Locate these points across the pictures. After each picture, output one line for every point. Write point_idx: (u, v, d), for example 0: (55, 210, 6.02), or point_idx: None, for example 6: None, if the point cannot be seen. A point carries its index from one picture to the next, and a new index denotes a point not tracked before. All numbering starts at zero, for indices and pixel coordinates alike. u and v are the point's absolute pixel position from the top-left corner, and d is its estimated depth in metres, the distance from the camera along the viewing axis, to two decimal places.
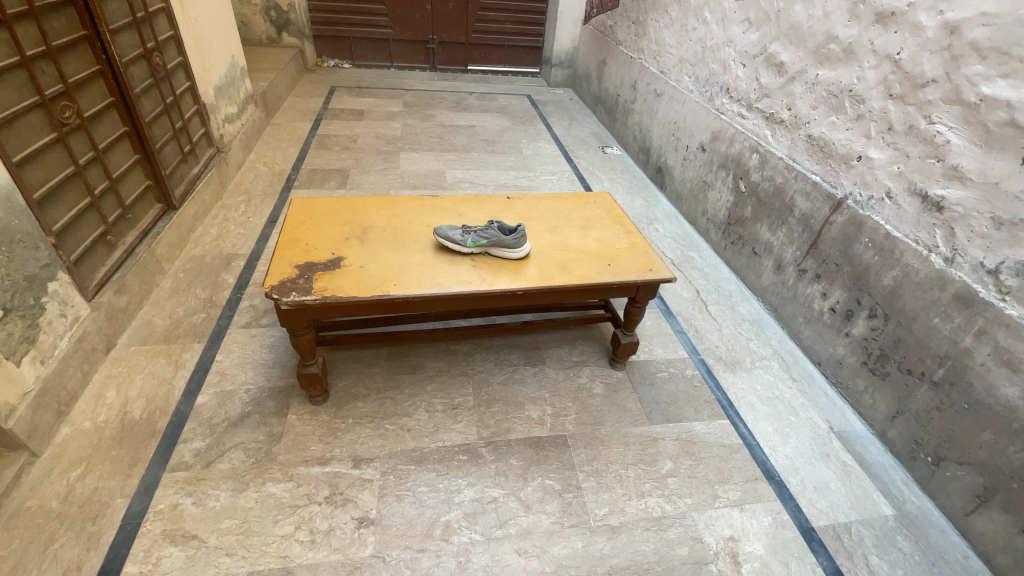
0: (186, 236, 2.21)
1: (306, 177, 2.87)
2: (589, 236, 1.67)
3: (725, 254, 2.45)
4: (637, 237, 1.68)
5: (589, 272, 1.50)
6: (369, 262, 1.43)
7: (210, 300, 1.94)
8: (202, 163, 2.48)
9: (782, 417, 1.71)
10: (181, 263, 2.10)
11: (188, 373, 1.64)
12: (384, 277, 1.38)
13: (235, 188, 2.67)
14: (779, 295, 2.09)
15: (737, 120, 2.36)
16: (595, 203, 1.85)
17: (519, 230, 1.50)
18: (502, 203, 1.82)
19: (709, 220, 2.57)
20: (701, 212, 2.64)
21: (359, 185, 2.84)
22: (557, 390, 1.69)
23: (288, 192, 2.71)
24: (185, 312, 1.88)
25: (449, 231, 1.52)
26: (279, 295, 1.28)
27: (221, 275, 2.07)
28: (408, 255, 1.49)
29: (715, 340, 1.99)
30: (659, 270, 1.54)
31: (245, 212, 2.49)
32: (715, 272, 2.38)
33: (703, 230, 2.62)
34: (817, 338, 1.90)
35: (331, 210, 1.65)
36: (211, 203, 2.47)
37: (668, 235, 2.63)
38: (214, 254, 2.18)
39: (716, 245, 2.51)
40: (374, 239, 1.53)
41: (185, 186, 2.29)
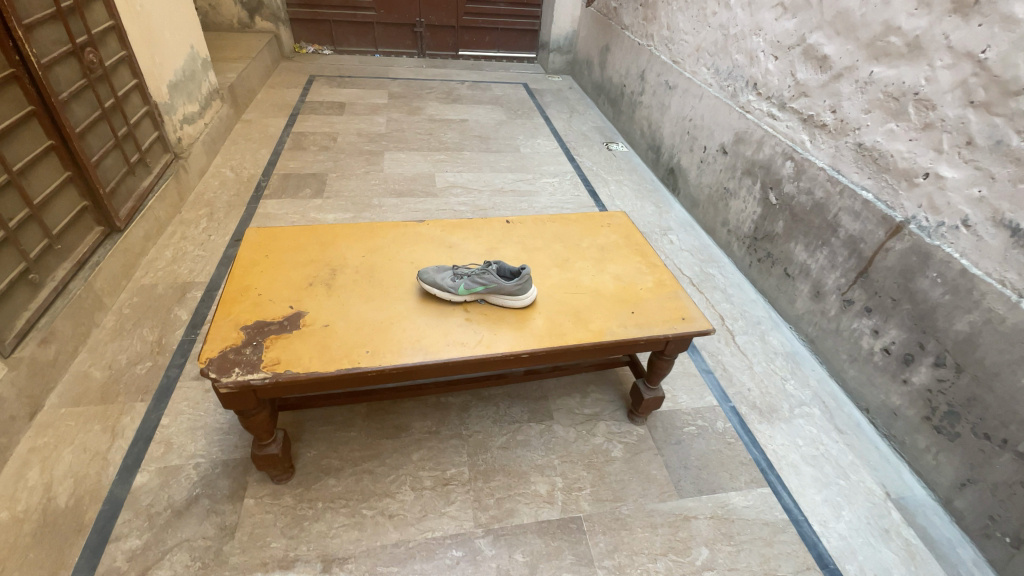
0: (133, 262, 1.91)
1: (278, 184, 2.56)
2: (605, 272, 1.39)
3: (749, 272, 2.18)
4: (663, 273, 1.40)
5: (610, 324, 1.22)
6: (336, 318, 1.15)
7: (159, 344, 1.66)
8: (154, 174, 2.18)
9: (830, 482, 1.47)
10: (127, 297, 1.81)
11: (127, 443, 1.38)
12: (354, 340, 1.10)
13: (197, 200, 2.36)
14: (817, 326, 1.83)
15: (765, 121, 2.07)
16: (608, 228, 1.57)
17: (524, 273, 1.20)
18: (499, 228, 1.53)
19: (730, 232, 2.30)
20: (721, 222, 2.36)
21: (338, 192, 2.53)
22: (568, 454, 1.44)
23: (257, 202, 2.40)
24: (128, 361, 1.59)
25: (437, 275, 1.23)
26: (218, 374, 1.01)
27: (174, 310, 1.78)
28: (386, 305, 1.21)
29: (746, 382, 1.73)
30: (694, 318, 1.27)
31: (206, 229, 2.19)
32: (740, 293, 2.12)
33: (723, 242, 2.34)
34: (865, 381, 1.66)
35: (293, 244, 1.37)
36: (166, 220, 2.17)
37: (684, 248, 2.35)
38: (167, 283, 1.89)
39: (739, 261, 2.24)
40: (344, 283, 1.25)
41: (133, 202, 1.99)
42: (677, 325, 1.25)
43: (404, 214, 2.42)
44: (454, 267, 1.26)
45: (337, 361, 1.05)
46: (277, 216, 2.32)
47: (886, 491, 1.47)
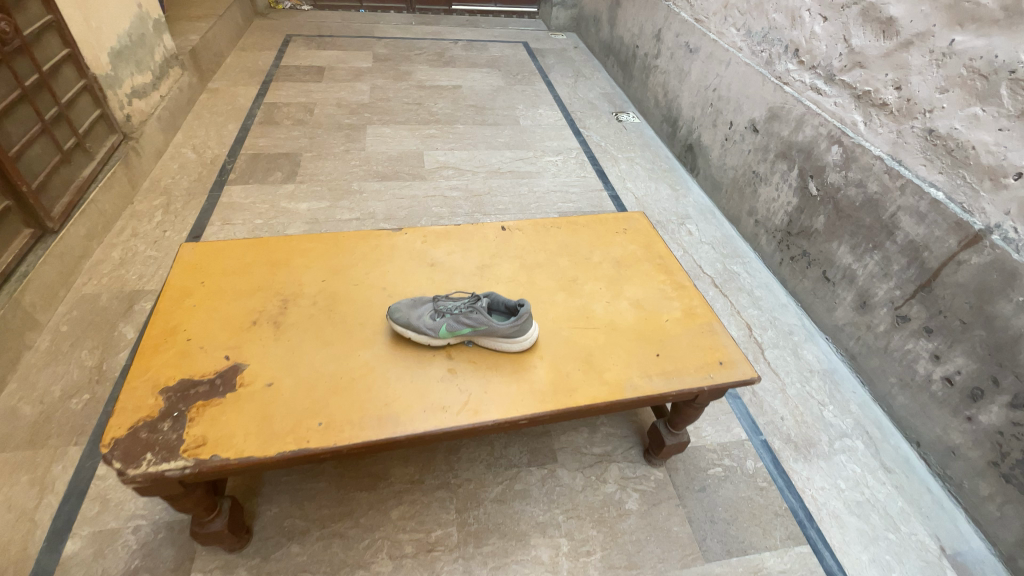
0: (74, 268, 1.66)
1: (246, 166, 2.26)
2: (622, 298, 1.13)
3: (779, 270, 1.92)
4: (692, 299, 1.14)
5: (630, 374, 0.98)
6: (282, 373, 0.91)
7: (100, 370, 1.43)
8: (98, 160, 1.89)
9: (878, 537, 1.26)
10: (65, 311, 1.57)
11: (57, 501, 1.17)
12: (303, 407, 0.86)
13: (151, 188, 2.07)
14: (861, 342, 1.59)
15: (807, 95, 1.76)
16: (624, 236, 1.30)
17: (525, 311, 0.96)
18: (493, 237, 1.26)
19: (757, 223, 2.03)
20: (747, 211, 2.08)
21: (313, 175, 2.24)
22: (575, 508, 1.23)
23: (220, 189, 2.12)
24: (62, 393, 1.37)
25: (413, 311, 0.97)
26: (123, 464, 0.78)
27: (119, 327, 1.54)
28: (349, 351, 0.96)
29: (779, 409, 1.51)
30: (734, 363, 1.02)
31: (162, 224, 1.92)
32: (769, 296, 1.86)
33: (749, 234, 2.07)
34: (917, 412, 1.43)
35: (236, 266, 1.11)
36: (114, 213, 1.90)
37: (704, 241, 2.08)
38: (113, 292, 1.64)
39: (767, 258, 1.98)
40: (295, 322, 1.00)
41: (72, 197, 1.72)
42: (713, 372, 1.00)
43: (388, 201, 2.13)
44: (435, 301, 1.01)
45: (281, 439, 0.82)
46: (243, 206, 2.05)
47: (941, 546, 1.27)
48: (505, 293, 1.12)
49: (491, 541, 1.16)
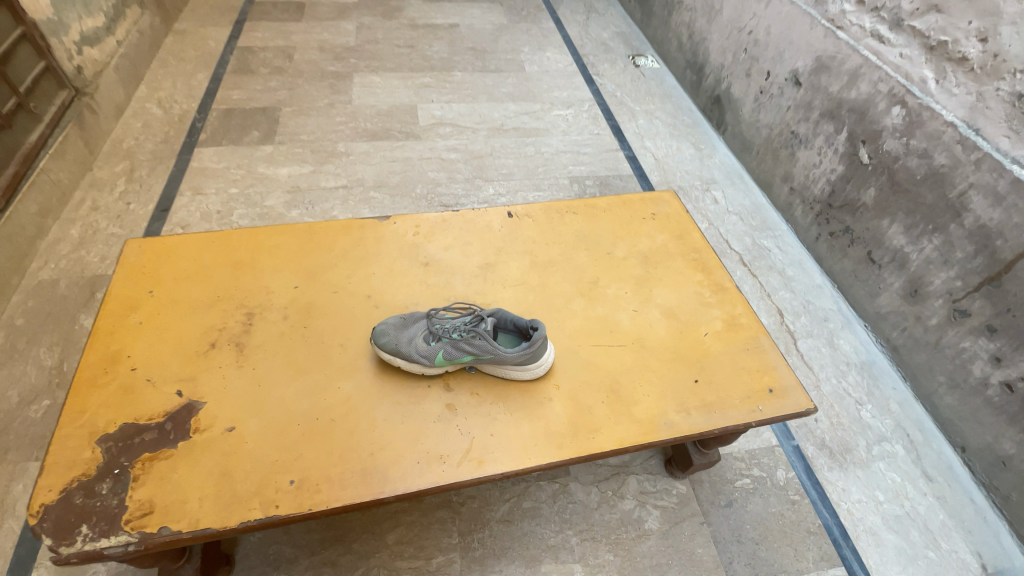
0: (27, 250, 1.48)
1: (218, 124, 2.01)
2: (651, 305, 0.95)
3: (815, 246, 1.73)
4: (734, 306, 0.96)
5: (663, 408, 0.82)
6: (246, 414, 0.76)
7: (61, 371, 1.28)
8: (49, 122, 1.65)
9: (918, 555, 1.15)
10: (20, 301, 1.40)
11: (18, 525, 1.06)
12: (271, 460, 0.72)
13: (113, 152, 1.85)
14: (907, 333, 1.43)
15: (865, 44, 1.50)
16: (653, 222, 1.10)
17: (539, 334, 0.78)
18: (498, 226, 1.05)
19: (792, 192, 1.81)
20: (781, 177, 1.86)
21: (293, 135, 1.99)
22: (589, 528, 1.12)
23: (189, 153, 1.88)
24: (20, 398, 1.23)
25: (402, 334, 0.80)
26: (54, 539, 0.64)
27: (82, 320, 1.38)
28: (326, 382, 0.80)
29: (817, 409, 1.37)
30: (786, 391, 0.86)
31: (125, 195, 1.71)
32: (802, 277, 1.68)
33: (781, 203, 1.86)
34: (966, 415, 1.29)
35: (191, 271, 0.93)
36: (71, 183, 1.69)
37: (731, 211, 1.87)
38: (73, 278, 1.47)
39: (802, 232, 1.78)
40: (262, 344, 0.84)
41: (20, 169, 1.51)
42: (761, 404, 0.84)
43: (378, 165, 1.90)
44: (428, 319, 0.83)
45: (243, 503, 0.68)
46: (216, 172, 1.83)
47: (983, 564, 1.15)
48: (512, 299, 0.94)
49: (497, 568, 1.06)
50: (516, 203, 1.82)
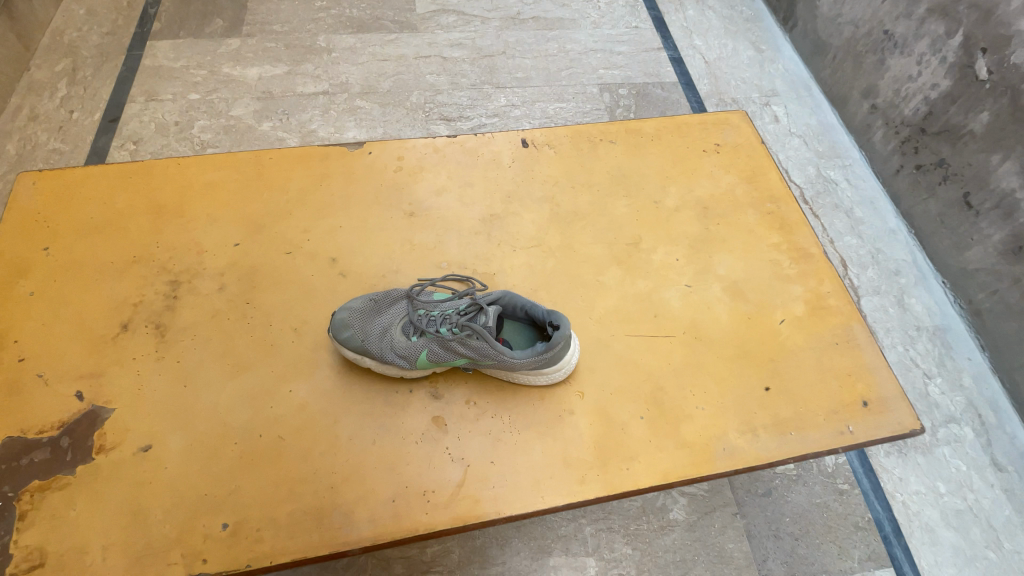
0: None
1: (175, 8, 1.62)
2: (711, 278, 0.71)
3: (889, 180, 1.34)
4: (821, 281, 0.72)
5: (723, 426, 0.61)
6: (166, 428, 0.57)
7: None
8: None
9: (980, 559, 0.98)
10: None
11: None
12: (198, 494, 0.54)
13: (54, 47, 1.50)
14: (1003, 300, 1.12)
15: None
16: (716, 158, 0.82)
17: (561, 331, 0.56)
18: (508, 161, 0.78)
19: (874, 109, 1.36)
20: (855, 85, 1.41)
21: (264, 24, 1.59)
22: (606, 518, 0.98)
23: (141, 46, 1.53)
24: None
25: (373, 325, 0.59)
26: None
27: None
28: (272, 383, 0.60)
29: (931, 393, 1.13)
30: (885, 405, 0.65)
31: (66, 101, 1.42)
32: (873, 219, 1.32)
33: (856, 124, 1.41)
34: None
35: (101, 222, 0.71)
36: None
37: (791, 133, 1.45)
38: None
39: (878, 161, 1.37)
40: (190, 326, 0.63)
41: None
42: (852, 422, 0.63)
43: (366, 64, 1.53)
44: (409, 301, 0.61)
45: (163, 553, 0.52)
46: (173, 72, 1.49)
47: None
48: (525, 267, 0.70)
49: (500, 560, 0.93)
50: (532, 120, 1.44)
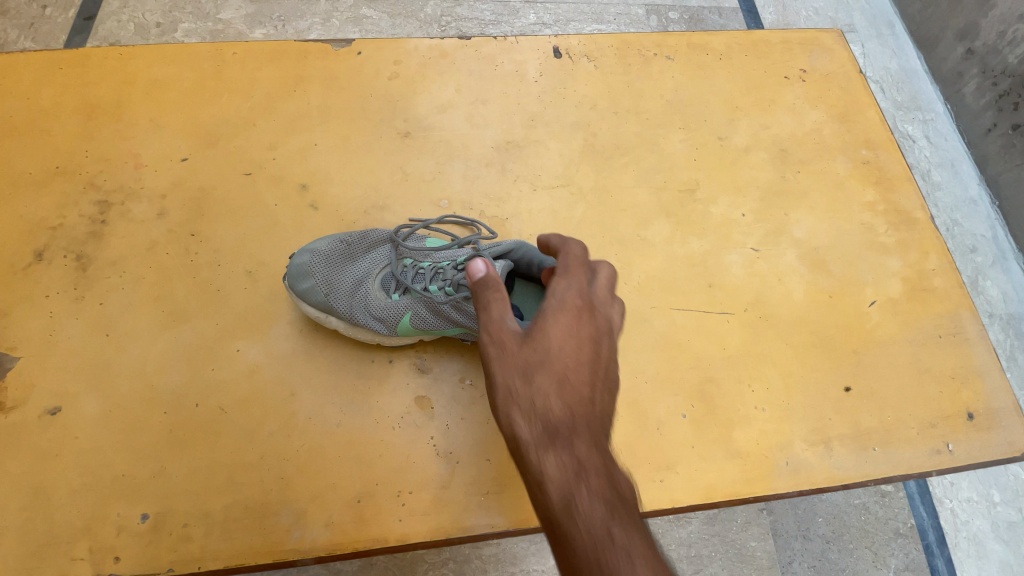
0: None
1: None
2: (784, 240, 0.55)
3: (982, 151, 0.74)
4: (925, 256, 0.56)
5: (788, 434, 0.47)
6: (81, 387, 0.45)
7: None
8: None
9: None
10: None
11: None
12: (114, 475, 0.43)
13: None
14: None
15: None
16: (801, 87, 0.64)
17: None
18: (534, 75, 0.61)
19: (970, 51, 0.75)
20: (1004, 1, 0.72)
21: None
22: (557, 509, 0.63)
23: None
24: None
25: (341, 275, 0.45)
26: None
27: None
28: (216, 341, 0.47)
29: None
30: (992, 420, 0.51)
31: None
32: (943, 184, 0.74)
33: (942, 73, 0.78)
34: None
35: (17, 121, 0.56)
36: None
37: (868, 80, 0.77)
38: None
39: (966, 116, 0.75)
40: (118, 261, 0.50)
41: None
42: (952, 439, 0.49)
43: None
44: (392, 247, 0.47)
45: (67, 546, 0.41)
46: None
47: None
48: (547, 212, 0.55)
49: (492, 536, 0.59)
50: None
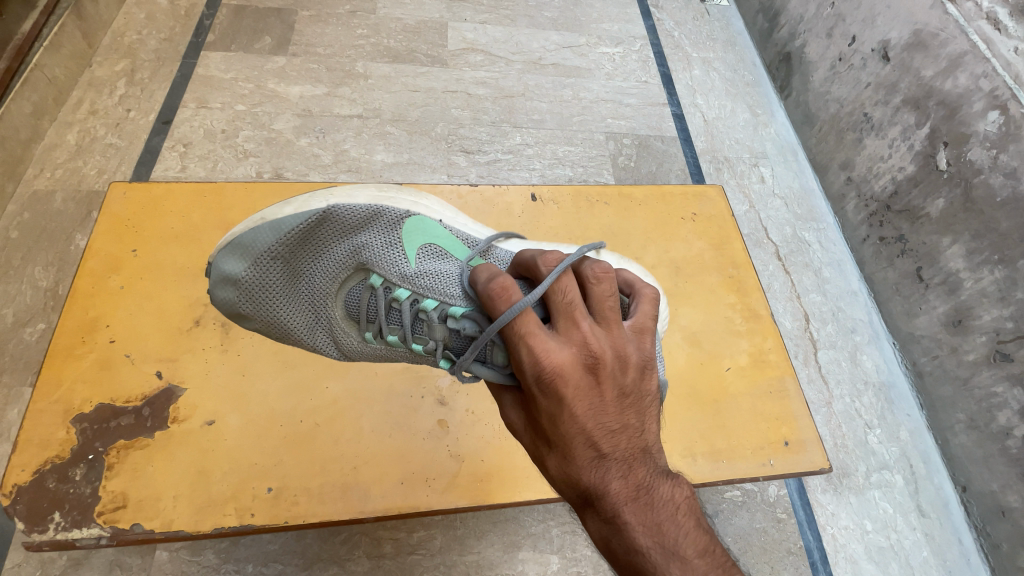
0: (23, 154, 1.25)
1: (283, 36, 1.53)
2: (674, 327, 0.87)
3: (858, 248, 1.47)
4: (765, 338, 0.88)
5: (669, 449, 0.77)
6: (226, 407, 0.71)
7: (58, 291, 1.15)
8: (46, 10, 1.29)
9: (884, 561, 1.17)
10: (14, 211, 1.20)
11: None
12: (249, 462, 0.68)
13: (113, 46, 1.45)
14: (910, 338, 1.33)
15: (977, 27, 1.14)
16: (692, 225, 0.97)
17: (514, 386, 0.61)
18: (519, 211, 0.94)
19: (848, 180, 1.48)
20: (822, 159, 1.56)
21: (353, 67, 1.52)
22: (554, 514, 1.05)
23: (263, 70, 1.47)
24: (17, 317, 1.11)
25: (281, 295, 0.66)
26: (27, 524, 0.64)
27: (76, 241, 1.19)
28: (311, 381, 0.75)
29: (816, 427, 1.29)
30: (803, 445, 0.80)
31: (126, 85, 1.41)
32: (832, 278, 1.45)
33: (832, 191, 1.53)
34: (963, 453, 1.22)
35: (179, 232, 0.84)
36: (68, 82, 1.36)
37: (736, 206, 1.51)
38: (68, 186, 1.26)
39: (849, 228, 1.49)
40: (249, 327, 0.78)
41: (13, 59, 1.20)
42: (773, 456, 0.79)
43: (398, 94, 1.50)
44: (400, 278, 0.64)
45: (221, 506, 0.66)
46: (271, 93, 1.44)
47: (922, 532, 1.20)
48: None
49: (477, 549, 1.01)
50: (543, 160, 1.48)
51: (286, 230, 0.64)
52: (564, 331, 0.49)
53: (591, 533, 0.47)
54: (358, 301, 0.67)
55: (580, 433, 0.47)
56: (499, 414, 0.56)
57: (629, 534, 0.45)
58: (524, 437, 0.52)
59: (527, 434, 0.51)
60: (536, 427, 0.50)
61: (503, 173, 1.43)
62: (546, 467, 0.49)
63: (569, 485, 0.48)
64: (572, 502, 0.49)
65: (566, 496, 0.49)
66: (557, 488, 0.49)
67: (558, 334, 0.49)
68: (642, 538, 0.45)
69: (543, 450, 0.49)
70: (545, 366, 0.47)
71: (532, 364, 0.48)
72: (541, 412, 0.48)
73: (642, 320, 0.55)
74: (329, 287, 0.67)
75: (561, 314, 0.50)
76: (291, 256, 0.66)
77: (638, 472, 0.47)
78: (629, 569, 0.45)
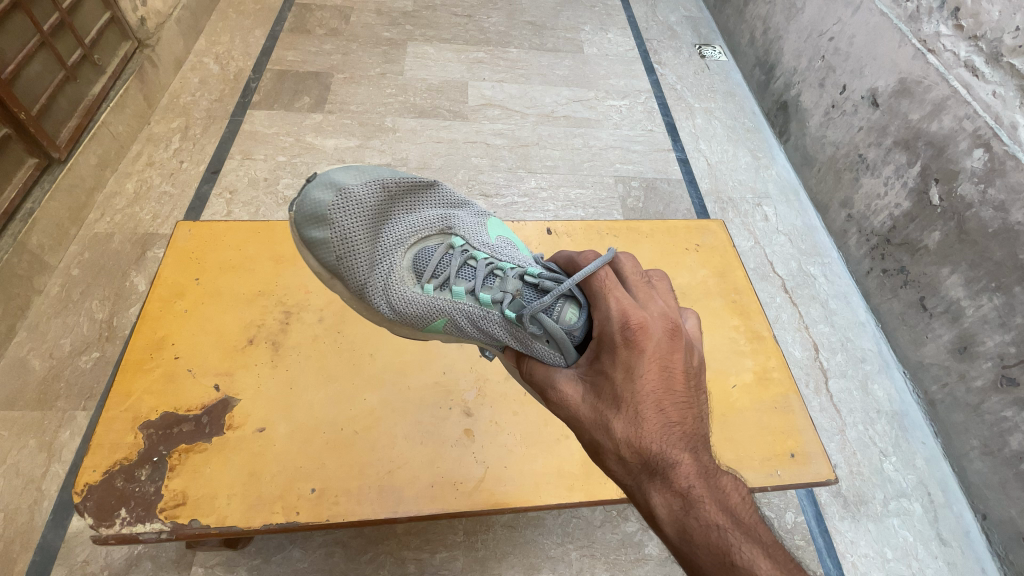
0: (87, 199, 1.38)
1: (319, 96, 1.71)
2: None
3: (863, 279, 1.51)
4: (768, 358, 0.94)
5: None
6: (276, 416, 0.80)
7: (112, 322, 1.23)
8: (110, 77, 1.46)
9: None
10: (78, 250, 1.31)
11: (67, 471, 1.04)
12: (296, 466, 0.76)
13: (170, 106, 1.63)
14: (918, 366, 1.34)
15: (957, 74, 1.23)
16: (696, 255, 1.06)
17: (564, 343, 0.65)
18: (535, 244, 1.04)
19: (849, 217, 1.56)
20: (824, 198, 1.64)
21: (382, 122, 1.68)
22: (575, 538, 1.06)
23: (302, 126, 1.64)
24: (72, 346, 1.18)
25: (362, 229, 0.71)
26: (96, 519, 0.70)
27: (131, 278, 1.29)
28: (351, 392, 0.84)
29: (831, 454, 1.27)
30: (807, 457, 0.84)
31: (181, 140, 1.57)
32: (839, 309, 1.49)
33: (835, 228, 1.60)
34: (981, 479, 1.19)
35: (237, 262, 0.96)
36: (129, 138, 1.52)
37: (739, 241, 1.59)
38: (126, 227, 1.38)
39: (853, 262, 1.54)
40: (297, 345, 0.87)
41: (82, 117, 1.36)
42: (780, 468, 0.83)
43: (423, 145, 1.65)
44: (482, 245, 0.77)
45: (270, 505, 0.73)
46: (309, 145, 1.60)
47: (946, 561, 1.16)
48: None
49: (497, 570, 1.02)
50: (556, 202, 1.59)
51: (390, 181, 0.73)
52: (642, 299, 0.59)
53: (656, 505, 0.49)
54: (429, 256, 0.76)
55: (655, 393, 0.53)
56: (552, 387, 0.61)
57: (703, 506, 0.47)
58: (586, 403, 0.57)
59: (591, 401, 0.56)
60: (608, 389, 0.55)
61: (520, 214, 1.54)
62: (614, 429, 0.53)
63: (637, 448, 0.51)
64: (634, 476, 0.51)
65: (631, 468, 0.51)
66: (619, 456, 0.52)
67: (637, 301, 0.59)
68: (717, 510, 0.47)
69: (611, 409, 0.54)
70: (630, 318, 0.56)
71: (619, 315, 0.57)
72: (618, 367, 0.55)
73: (694, 333, 0.66)
74: (412, 237, 0.75)
75: (639, 288, 0.61)
76: (394, 195, 0.74)
77: (704, 450, 0.52)
78: (699, 542, 0.46)
